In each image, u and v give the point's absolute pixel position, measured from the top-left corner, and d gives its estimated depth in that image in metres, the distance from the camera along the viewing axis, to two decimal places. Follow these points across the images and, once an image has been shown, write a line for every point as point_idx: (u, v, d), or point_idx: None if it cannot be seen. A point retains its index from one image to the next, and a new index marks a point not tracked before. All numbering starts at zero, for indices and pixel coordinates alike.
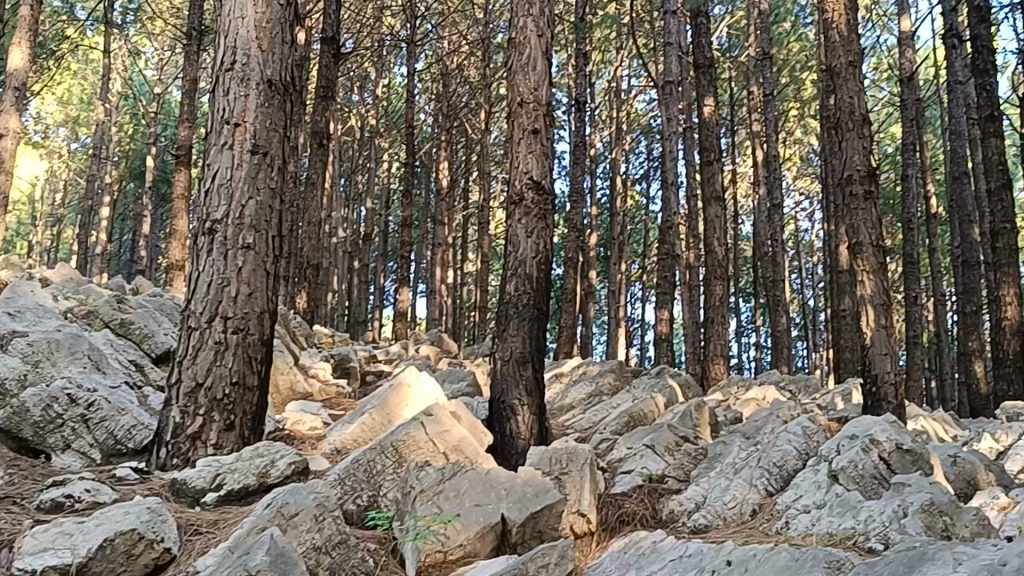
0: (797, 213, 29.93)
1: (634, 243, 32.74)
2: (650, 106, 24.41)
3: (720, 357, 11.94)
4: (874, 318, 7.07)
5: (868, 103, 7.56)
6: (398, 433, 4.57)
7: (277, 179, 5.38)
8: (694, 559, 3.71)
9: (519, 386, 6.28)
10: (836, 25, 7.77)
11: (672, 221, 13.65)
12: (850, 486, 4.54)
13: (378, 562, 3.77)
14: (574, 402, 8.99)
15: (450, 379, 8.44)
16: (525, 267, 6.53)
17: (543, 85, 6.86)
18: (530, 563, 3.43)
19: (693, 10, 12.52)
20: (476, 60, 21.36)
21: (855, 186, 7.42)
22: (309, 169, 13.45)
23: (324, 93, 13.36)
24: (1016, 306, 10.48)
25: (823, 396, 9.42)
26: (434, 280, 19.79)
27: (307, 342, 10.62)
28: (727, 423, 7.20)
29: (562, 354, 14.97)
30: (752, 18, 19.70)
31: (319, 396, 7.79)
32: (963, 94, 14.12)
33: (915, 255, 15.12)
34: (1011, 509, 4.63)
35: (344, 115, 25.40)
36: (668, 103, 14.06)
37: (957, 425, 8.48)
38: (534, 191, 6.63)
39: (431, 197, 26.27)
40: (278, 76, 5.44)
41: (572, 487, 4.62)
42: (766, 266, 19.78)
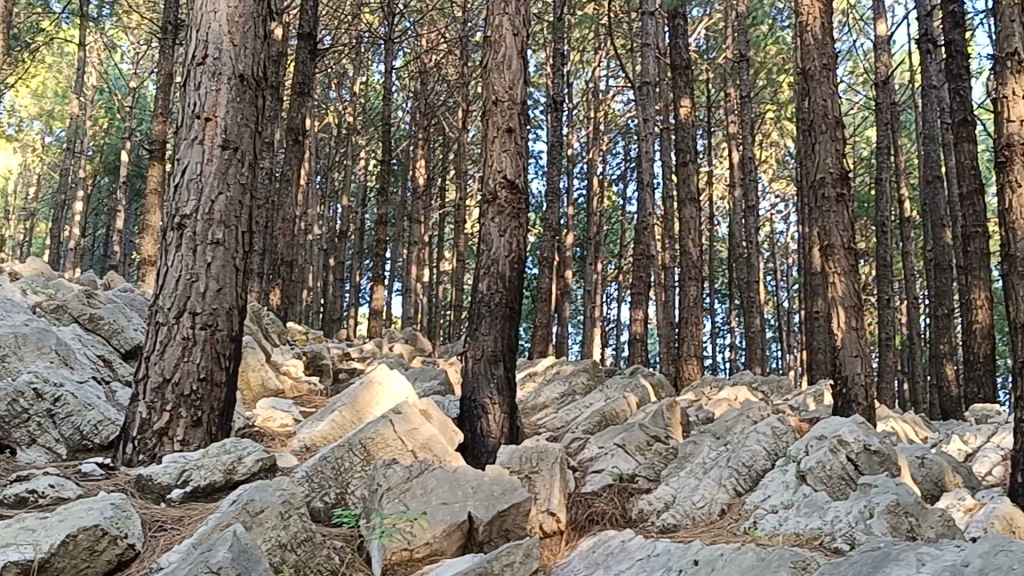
0: (772, 215, 30.08)
1: (610, 243, 32.86)
2: (627, 106, 24.42)
3: (695, 358, 11.85)
4: (845, 320, 7.12)
5: (842, 106, 7.61)
6: (367, 431, 4.56)
7: (247, 175, 5.35)
8: (661, 559, 3.71)
9: (490, 384, 6.27)
10: (811, 28, 7.76)
11: (648, 221, 13.64)
12: (818, 486, 4.56)
13: (344, 560, 3.75)
14: (547, 401, 9.00)
15: (422, 377, 8.42)
16: (498, 266, 6.52)
17: (517, 84, 6.85)
18: (495, 562, 3.41)
19: (670, 11, 12.49)
20: (454, 58, 21.29)
21: (827, 189, 7.44)
22: (284, 167, 13.39)
23: (301, 88, 13.23)
24: (988, 310, 10.54)
25: (795, 396, 9.46)
26: (409, 280, 19.74)
27: (281, 339, 10.55)
28: (698, 423, 7.24)
29: (536, 353, 14.95)
30: (729, 21, 19.72)
31: (291, 393, 7.75)
32: (936, 99, 14.18)
33: (888, 258, 15.12)
34: (977, 511, 4.66)
35: (321, 112, 25.31)
36: (644, 103, 14.08)
37: (929, 427, 8.53)
38: (508, 190, 6.61)
39: (408, 195, 26.22)
40: (250, 70, 5.41)
41: (541, 486, 4.61)
42: (741, 267, 19.75)
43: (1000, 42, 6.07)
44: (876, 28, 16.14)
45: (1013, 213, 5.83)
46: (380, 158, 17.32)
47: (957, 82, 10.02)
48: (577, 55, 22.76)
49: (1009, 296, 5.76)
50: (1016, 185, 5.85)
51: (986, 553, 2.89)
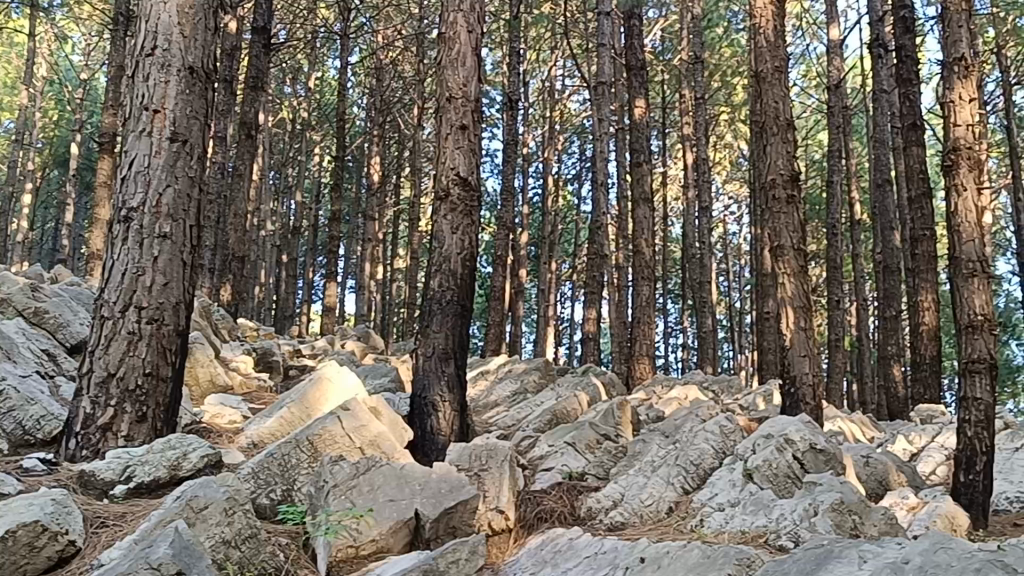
0: (725, 216, 30.30)
1: (565, 243, 32.95)
2: (583, 106, 24.47)
3: (646, 357, 11.87)
4: (793, 320, 7.18)
5: (793, 109, 7.66)
6: (315, 427, 4.53)
7: (196, 169, 5.29)
8: (608, 556, 3.72)
9: (440, 382, 6.24)
10: (764, 30, 7.83)
11: (602, 221, 13.67)
12: (764, 485, 4.59)
13: (289, 557, 3.72)
14: (499, 399, 9.00)
15: (373, 374, 8.38)
16: (450, 264, 6.51)
17: (472, 81, 6.83)
18: (441, 559, 3.39)
19: (626, 11, 12.52)
20: (410, 54, 21.19)
21: (778, 191, 7.48)
22: (236, 161, 13.24)
23: (254, 83, 13.08)
24: (934, 312, 10.63)
25: (744, 396, 9.52)
26: (363, 276, 19.62)
27: (230, 335, 10.44)
28: (648, 422, 7.26)
29: (489, 352, 14.93)
30: (685, 22, 19.80)
31: (240, 390, 7.68)
32: (886, 103, 14.31)
33: (838, 260, 15.29)
34: (920, 510, 4.72)
35: (276, 106, 25.12)
36: (600, 103, 14.10)
37: (876, 428, 8.61)
38: (461, 187, 6.59)
39: (362, 192, 26.09)
40: (200, 62, 5.36)
41: (491, 483, 4.60)
42: (693, 267, 19.82)
43: (946, 46, 6.14)
44: (829, 31, 16.27)
45: (958, 215, 5.89)
46: (335, 154, 17.18)
47: (907, 86, 10.11)
48: (533, 54, 22.77)
49: (956, 298, 5.79)
50: (961, 188, 5.91)
51: (926, 550, 2.93)
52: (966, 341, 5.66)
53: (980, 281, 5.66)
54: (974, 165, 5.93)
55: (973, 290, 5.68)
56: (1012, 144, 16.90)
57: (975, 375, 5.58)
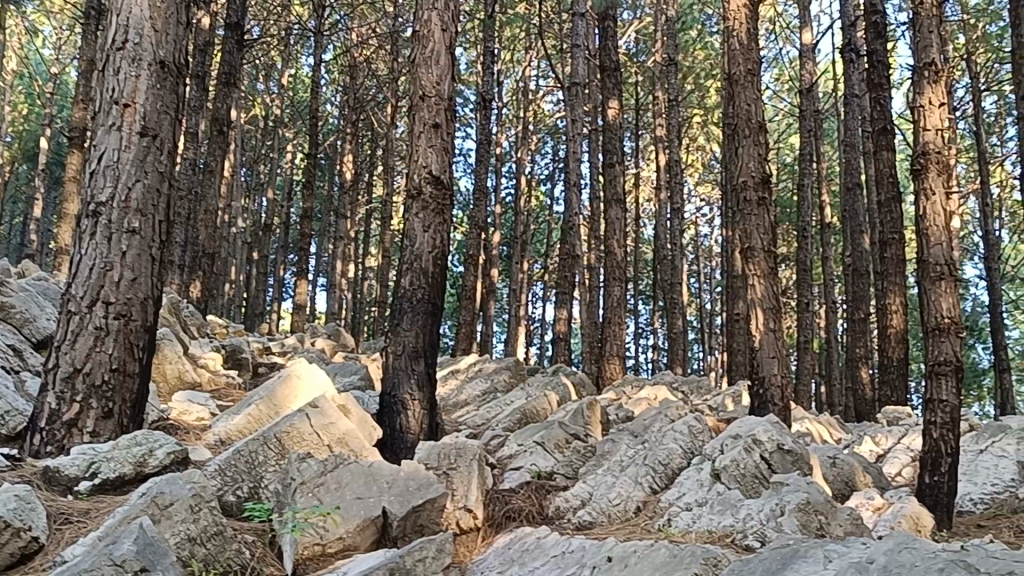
0: (697, 218, 30.40)
1: (537, 243, 32.98)
2: (557, 106, 24.49)
3: (616, 358, 11.89)
4: (763, 322, 7.20)
5: (765, 111, 7.71)
6: (282, 424, 4.50)
7: (166, 164, 5.25)
8: (576, 555, 3.73)
9: (410, 380, 6.23)
10: (736, 33, 7.87)
11: (574, 221, 13.68)
12: (731, 485, 4.62)
13: (255, 554, 3.70)
14: (469, 399, 8.98)
15: (342, 372, 8.35)
16: (421, 262, 6.49)
17: (445, 79, 6.82)
18: (408, 557, 3.39)
19: (601, 12, 12.53)
20: (383, 53, 21.14)
21: (749, 192, 7.51)
22: (208, 157, 13.15)
23: (227, 79, 12.99)
24: (901, 315, 10.70)
25: (714, 397, 9.55)
26: (335, 274, 19.55)
27: (199, 332, 10.38)
28: (617, 422, 7.27)
29: (460, 351, 14.91)
30: (659, 24, 19.87)
31: (208, 387, 7.63)
32: (857, 107, 14.42)
33: (808, 263, 15.38)
34: (885, 511, 4.75)
35: (248, 103, 24.99)
36: (573, 104, 14.11)
37: (843, 429, 8.67)
38: (433, 185, 6.58)
39: (334, 189, 26.01)
40: (171, 56, 5.33)
41: (459, 483, 4.59)
42: (665, 268, 19.86)
43: (917, 51, 6.18)
44: (801, 36, 16.34)
45: (927, 219, 5.94)
46: (307, 152, 17.09)
47: (879, 91, 10.16)
48: (507, 54, 22.78)
49: (924, 301, 5.83)
50: (929, 192, 5.96)
51: (891, 550, 2.95)
52: (932, 343, 5.70)
53: (948, 284, 5.72)
54: (942, 169, 5.98)
55: (940, 293, 5.73)
56: (981, 150, 17.08)
57: (940, 378, 5.62)
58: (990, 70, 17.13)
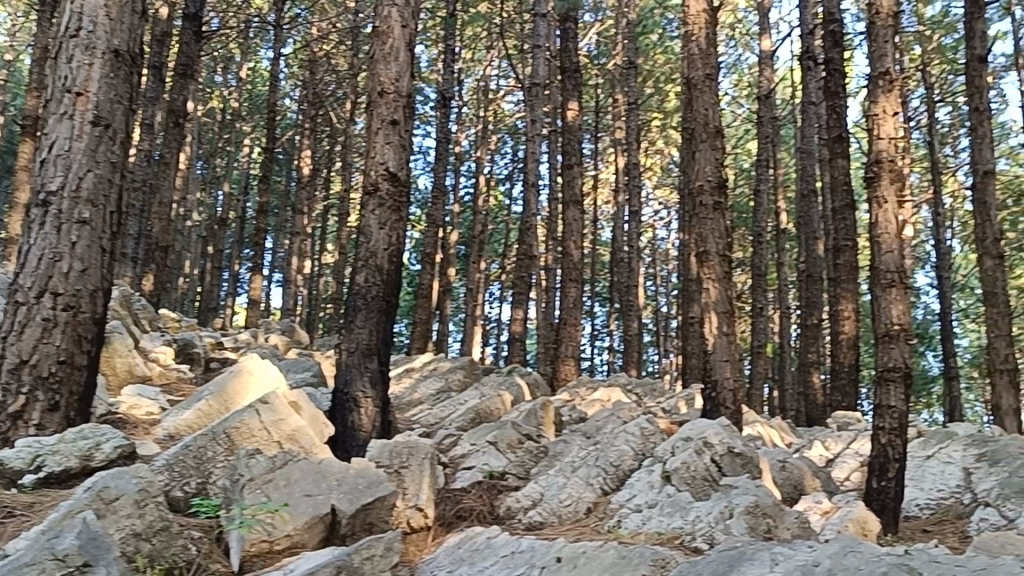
0: (654, 221, 30.53)
1: (495, 243, 32.98)
2: (517, 106, 24.49)
3: (571, 359, 11.89)
4: (717, 326, 7.23)
5: (722, 116, 7.76)
6: (232, 420, 4.46)
7: (119, 154, 5.19)
8: (525, 555, 3.73)
9: (363, 377, 6.20)
10: (695, 38, 7.91)
11: (531, 222, 13.68)
12: (681, 487, 4.64)
13: (201, 551, 3.65)
14: (422, 397, 8.95)
15: (295, 369, 8.29)
16: (376, 259, 6.45)
17: (404, 76, 6.79)
18: (356, 555, 3.36)
19: (562, 14, 12.54)
20: (344, 49, 21.03)
21: (705, 197, 7.55)
22: (163, 150, 12.99)
23: (184, 70, 12.84)
24: (853, 321, 10.80)
25: (667, 399, 9.58)
26: (290, 270, 19.42)
27: (151, 326, 10.27)
28: (570, 423, 7.29)
29: (415, 350, 14.86)
30: (620, 27, 19.92)
31: (159, 381, 7.55)
32: (814, 114, 14.54)
33: (762, 268, 15.49)
34: (832, 514, 4.80)
35: (206, 95, 24.77)
36: (533, 104, 14.10)
37: (792, 433, 8.73)
38: (390, 182, 6.55)
39: (291, 185, 25.84)
40: (126, 46, 5.26)
41: (410, 481, 4.56)
42: (621, 271, 19.91)
43: (872, 61, 6.24)
44: (761, 42, 16.43)
45: (879, 227, 5.99)
46: (264, 146, 16.95)
47: (835, 99, 10.24)
48: (468, 53, 22.76)
49: (875, 308, 5.89)
50: (882, 200, 6.01)
51: (835, 553, 2.97)
52: (882, 349, 5.76)
53: (898, 291, 5.78)
54: (895, 177, 6.03)
55: (891, 300, 5.80)
56: (934, 160, 17.28)
57: (889, 384, 5.69)
58: (945, 81, 17.36)
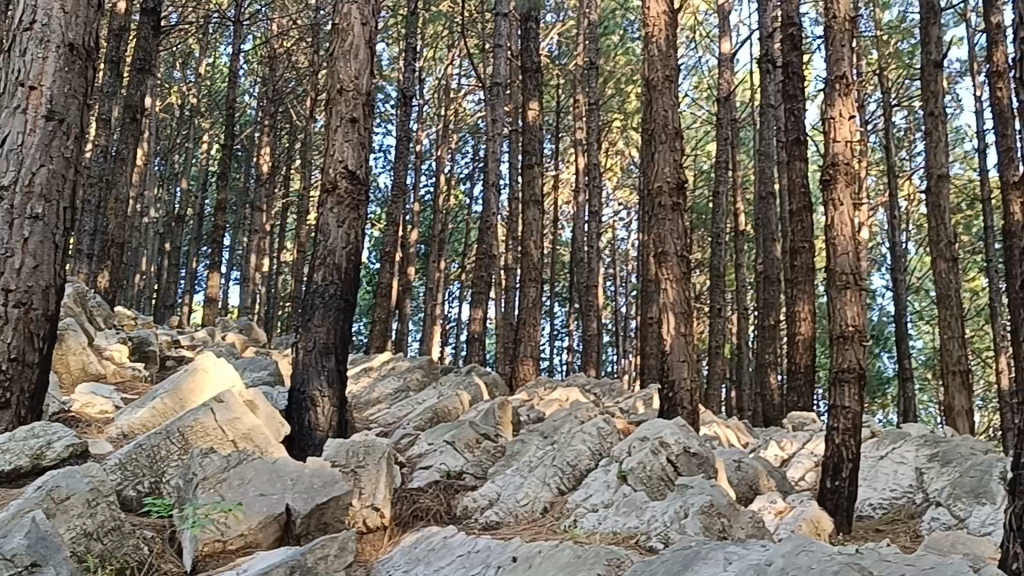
0: (614, 222, 30.64)
1: (455, 242, 32.98)
2: (478, 106, 24.49)
3: (531, 358, 11.88)
4: (674, 326, 7.26)
5: (681, 118, 7.80)
6: (187, 418, 4.43)
7: (73, 149, 5.13)
8: (481, 555, 3.73)
9: (321, 376, 6.17)
10: (655, 40, 7.95)
11: (491, 222, 13.68)
12: (637, 487, 4.66)
13: (153, 550, 3.62)
14: (380, 397, 8.91)
15: (252, 368, 8.23)
16: (334, 257, 6.42)
17: (364, 74, 6.76)
18: (311, 555, 3.35)
19: (524, 14, 12.53)
20: (304, 46, 20.91)
21: (664, 198, 7.58)
22: (119, 145, 12.83)
23: (141, 65, 12.68)
24: (809, 322, 10.89)
25: (624, 399, 9.61)
26: (248, 268, 19.27)
27: (105, 322, 10.15)
28: (528, 422, 7.30)
29: (374, 348, 14.80)
30: (581, 28, 19.97)
31: (113, 378, 7.47)
32: (773, 117, 14.66)
33: (720, 269, 15.58)
34: (786, 514, 4.84)
35: (164, 91, 24.54)
36: (494, 104, 14.09)
37: (748, 433, 8.79)
38: (348, 179, 6.52)
39: (249, 181, 25.65)
40: (81, 40, 5.19)
41: (367, 480, 4.53)
42: (581, 271, 19.94)
43: (829, 65, 6.29)
44: (721, 44, 16.52)
45: (834, 229, 6.03)
46: (223, 142, 16.80)
47: (793, 102, 10.32)
48: (429, 52, 22.72)
49: (831, 309, 5.94)
50: (837, 203, 6.07)
51: (789, 552, 2.99)
52: (836, 351, 5.81)
53: (852, 293, 5.84)
54: (850, 180, 6.09)
55: (845, 301, 5.85)
56: (890, 163, 17.46)
57: (843, 385, 5.74)
58: (901, 86, 17.56)
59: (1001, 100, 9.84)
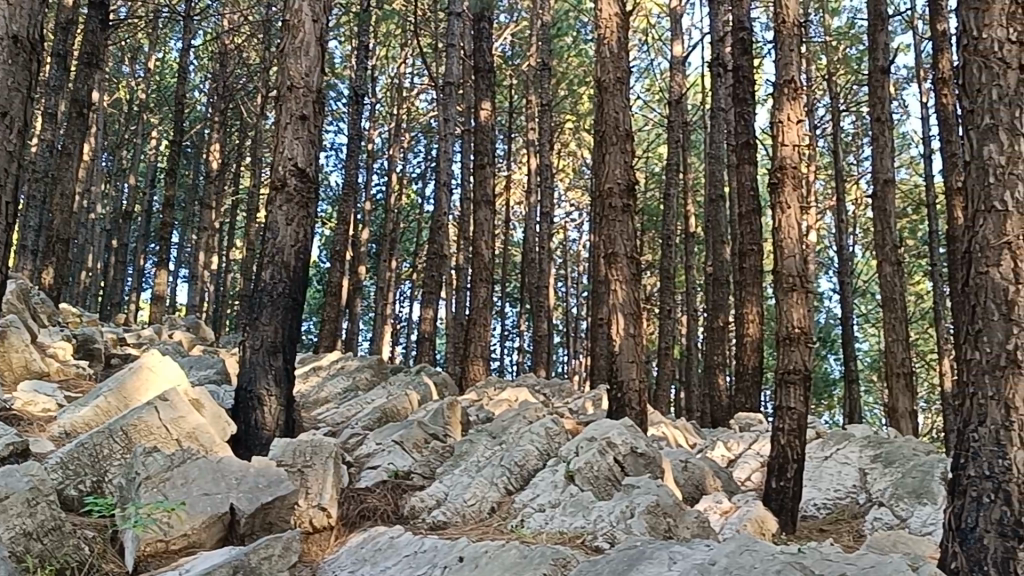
0: (565, 223, 30.76)
1: (406, 242, 32.89)
2: (431, 105, 24.43)
3: (480, 359, 11.87)
4: (623, 327, 7.29)
5: (632, 120, 7.83)
6: (130, 416, 4.37)
7: (16, 143, 4.56)
8: (428, 555, 3.72)
9: (268, 375, 6.13)
10: (607, 41, 7.98)
11: (442, 221, 13.66)
12: (585, 487, 4.67)
13: (94, 551, 3.58)
14: (328, 396, 8.86)
15: (198, 366, 8.15)
16: (283, 255, 6.37)
17: (314, 71, 6.72)
18: (254, 555, 3.32)
19: (477, 14, 12.52)
20: (256, 42, 20.74)
21: (614, 199, 7.60)
22: (65, 140, 12.64)
23: (89, 59, 12.50)
24: (757, 324, 10.99)
25: (574, 399, 9.64)
26: (197, 266, 19.07)
27: (49, 319, 10.00)
28: (476, 423, 7.30)
29: (323, 348, 14.72)
30: (534, 29, 20.01)
31: (56, 376, 7.36)
32: (723, 120, 14.78)
33: (670, 271, 15.68)
34: (731, 514, 4.89)
35: (113, 85, 24.25)
36: (446, 103, 14.06)
37: (696, 433, 8.85)
38: (298, 177, 6.47)
39: (198, 178, 25.41)
40: (25, 31, 4.61)
41: (314, 480, 4.50)
42: (531, 271, 19.96)
43: (779, 69, 6.33)
44: (673, 47, 16.61)
45: (781, 232, 6.08)
46: (172, 138, 16.62)
47: (743, 107, 10.39)
48: (382, 50, 22.63)
49: (778, 311, 5.98)
50: (785, 206, 6.12)
51: (733, 552, 3.01)
52: (782, 352, 5.87)
53: (798, 295, 5.90)
54: (798, 184, 6.15)
55: (791, 303, 5.91)
56: (838, 167, 17.64)
57: (789, 386, 5.80)
58: (850, 91, 17.76)
59: (946, 107, 9.99)
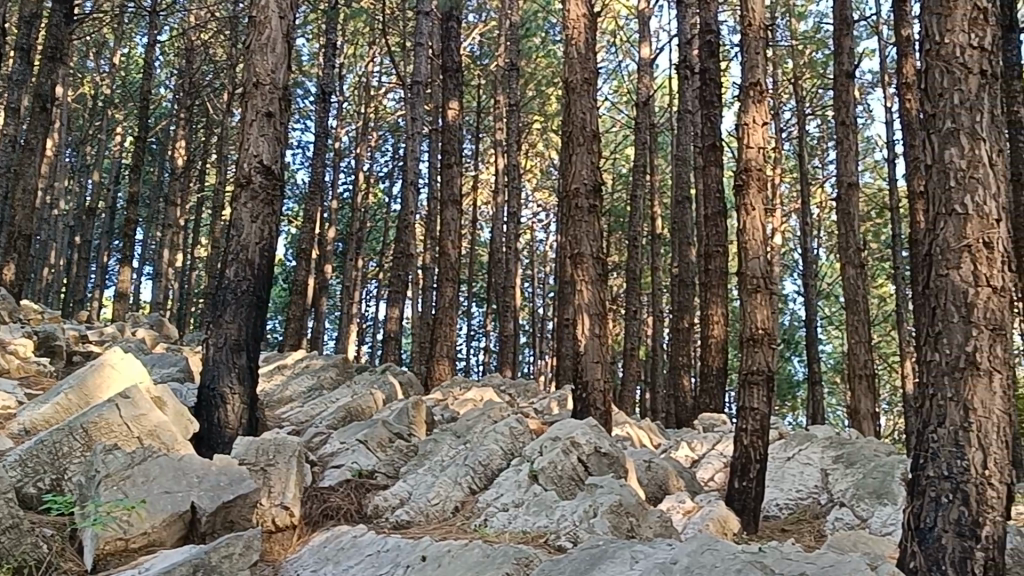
0: (533, 223, 30.76)
1: (373, 241, 32.77)
2: (398, 104, 24.33)
3: (446, 359, 11.84)
4: (588, 327, 7.30)
5: (599, 121, 7.85)
6: (90, 414, 4.33)
7: None
8: (391, 554, 3.71)
9: (231, 373, 6.09)
10: (575, 42, 7.99)
11: (408, 220, 13.61)
12: (548, 487, 4.68)
13: (53, 549, 3.54)
14: (292, 396, 8.82)
15: (160, 364, 8.09)
16: (247, 253, 6.32)
17: (280, 68, 6.68)
18: (214, 553, 3.30)
19: (445, 13, 12.47)
20: (222, 38, 20.57)
21: (581, 200, 7.61)
22: (28, 135, 12.49)
23: (53, 53, 12.35)
24: (722, 325, 11.04)
25: (538, 399, 9.64)
26: (162, 264, 18.91)
27: (9, 315, 9.87)
28: (441, 422, 7.29)
29: (287, 347, 14.63)
30: (502, 29, 19.97)
31: (16, 373, 7.28)
32: (690, 123, 14.81)
33: (636, 272, 15.71)
34: (694, 514, 4.91)
35: (77, 80, 23.98)
36: (414, 102, 14.01)
37: (659, 433, 8.88)
38: (263, 174, 6.44)
39: (163, 175, 25.17)
40: None
41: (277, 479, 4.48)
42: (497, 271, 19.93)
43: (744, 71, 6.36)
44: (641, 49, 16.62)
45: (745, 234, 6.11)
46: (137, 134, 16.46)
47: (711, 109, 10.41)
48: (349, 49, 22.51)
49: (742, 312, 6.02)
50: (750, 207, 6.15)
51: (694, 551, 3.02)
52: (746, 353, 5.91)
53: (762, 297, 5.94)
54: (762, 185, 6.18)
55: (755, 304, 5.95)
56: (804, 170, 17.74)
57: (752, 386, 5.84)
58: (816, 95, 17.85)
59: (908, 112, 10.09)
